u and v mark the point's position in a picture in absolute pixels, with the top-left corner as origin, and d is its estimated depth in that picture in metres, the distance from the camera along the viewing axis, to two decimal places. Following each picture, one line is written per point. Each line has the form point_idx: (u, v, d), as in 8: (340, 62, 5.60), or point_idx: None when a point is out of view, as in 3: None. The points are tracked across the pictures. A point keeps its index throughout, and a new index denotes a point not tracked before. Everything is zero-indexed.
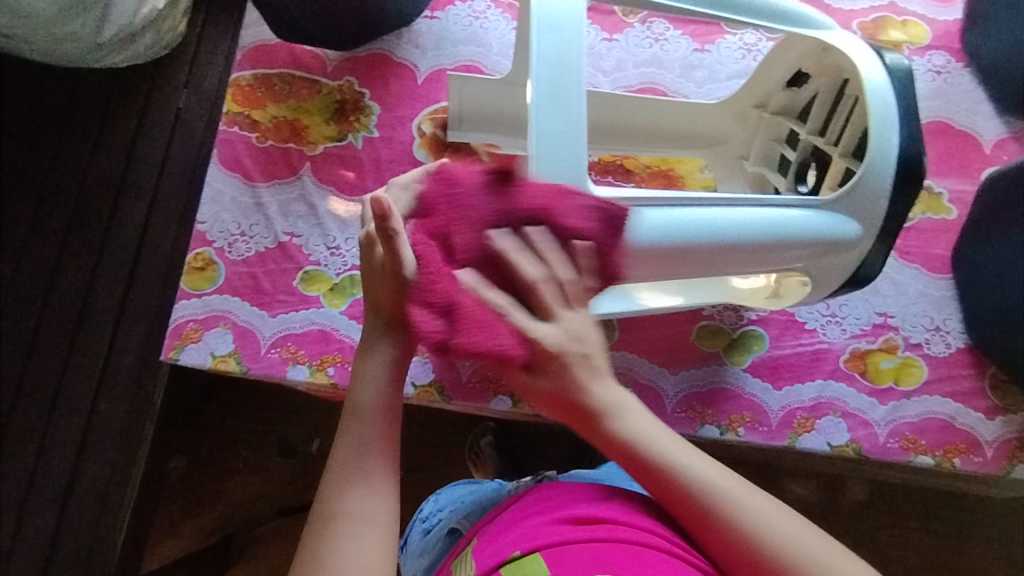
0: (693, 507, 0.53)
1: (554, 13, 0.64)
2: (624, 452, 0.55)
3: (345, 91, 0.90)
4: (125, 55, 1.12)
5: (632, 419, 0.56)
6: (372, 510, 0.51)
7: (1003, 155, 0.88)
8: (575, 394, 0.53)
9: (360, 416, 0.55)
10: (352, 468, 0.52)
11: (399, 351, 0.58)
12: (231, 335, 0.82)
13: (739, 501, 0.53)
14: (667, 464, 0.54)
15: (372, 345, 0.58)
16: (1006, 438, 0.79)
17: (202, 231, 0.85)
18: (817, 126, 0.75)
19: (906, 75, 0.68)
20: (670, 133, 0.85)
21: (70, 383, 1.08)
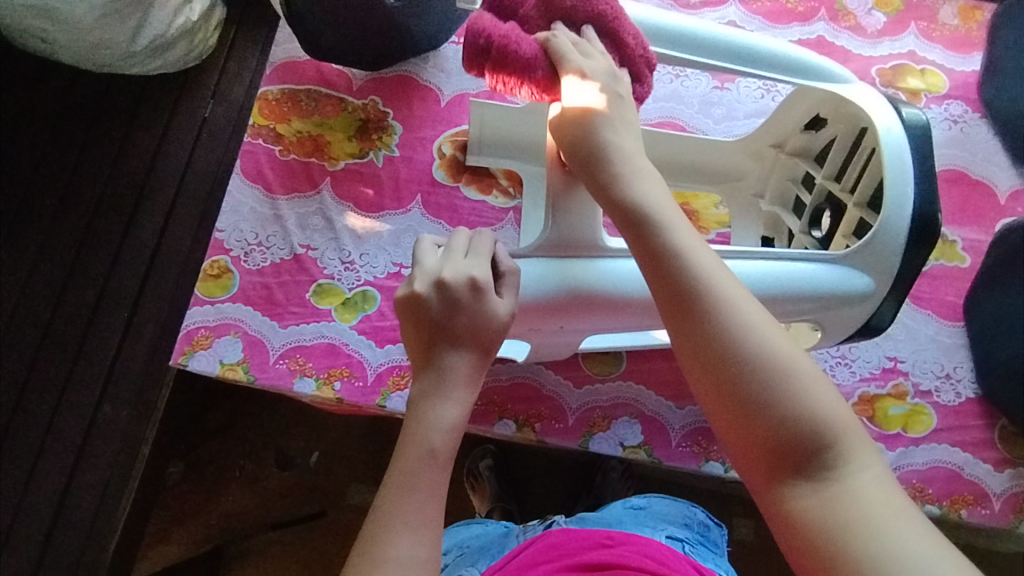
0: (660, 268, 0.52)
1: None
2: (616, 208, 0.56)
3: (369, 110, 0.92)
4: (157, 63, 1.14)
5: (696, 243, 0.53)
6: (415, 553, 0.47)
7: (1017, 207, 0.88)
8: (628, 201, 0.56)
9: (437, 443, 0.52)
10: (398, 505, 0.49)
11: (473, 360, 0.55)
12: (241, 344, 0.83)
13: (769, 348, 0.47)
14: (697, 278, 0.50)
15: (442, 359, 0.55)
16: (1014, 492, 0.78)
17: (221, 239, 0.86)
18: (833, 171, 0.76)
19: (922, 131, 0.69)
20: (685, 168, 0.86)
21: (76, 382, 1.09)
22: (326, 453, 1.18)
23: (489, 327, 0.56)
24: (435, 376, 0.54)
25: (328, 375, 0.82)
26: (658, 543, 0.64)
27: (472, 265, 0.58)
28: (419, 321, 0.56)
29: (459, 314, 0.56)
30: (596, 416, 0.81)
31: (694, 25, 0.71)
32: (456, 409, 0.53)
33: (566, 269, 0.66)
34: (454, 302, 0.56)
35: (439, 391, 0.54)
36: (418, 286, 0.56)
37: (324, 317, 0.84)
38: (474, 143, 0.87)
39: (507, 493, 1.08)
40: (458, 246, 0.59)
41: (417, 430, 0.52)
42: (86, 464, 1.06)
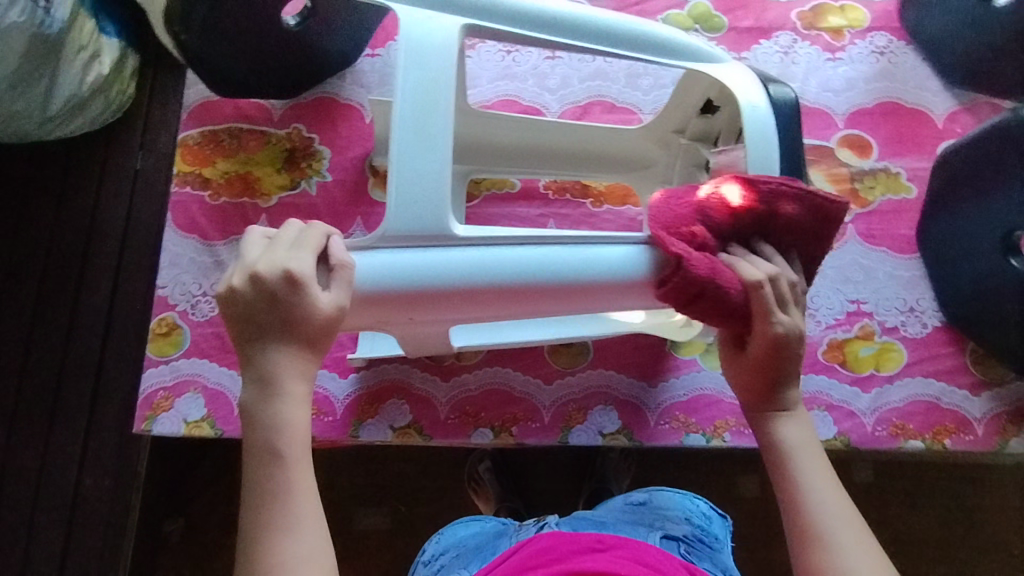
0: (771, 460, 0.60)
1: (420, 46, 0.60)
2: (754, 389, 0.62)
3: (294, 139, 0.90)
4: (76, 124, 1.10)
5: (797, 427, 0.61)
6: (299, 558, 0.49)
7: (956, 128, 0.88)
8: (783, 376, 0.60)
9: (286, 446, 0.51)
10: (276, 517, 0.50)
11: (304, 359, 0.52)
12: (202, 399, 0.81)
13: (839, 550, 0.53)
14: (790, 484, 0.57)
15: (270, 363, 0.52)
16: (994, 413, 0.78)
17: (164, 296, 0.84)
18: (726, 153, 0.73)
19: (792, 107, 0.66)
20: (601, 158, 0.84)
21: (54, 461, 1.07)
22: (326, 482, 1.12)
23: (312, 323, 0.51)
24: (258, 379, 0.52)
25: None
26: (649, 547, 0.64)
27: (291, 256, 0.52)
28: (245, 325, 0.52)
29: (281, 313, 0.51)
30: (572, 409, 0.80)
31: (559, 5, 0.64)
32: (296, 409, 0.52)
33: (409, 257, 0.58)
34: (274, 301, 0.51)
35: (270, 393, 0.51)
36: (234, 284, 0.51)
37: None
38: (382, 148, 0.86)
39: (510, 491, 1.06)
40: (283, 237, 0.53)
41: (269, 435, 0.51)
42: (78, 540, 1.05)
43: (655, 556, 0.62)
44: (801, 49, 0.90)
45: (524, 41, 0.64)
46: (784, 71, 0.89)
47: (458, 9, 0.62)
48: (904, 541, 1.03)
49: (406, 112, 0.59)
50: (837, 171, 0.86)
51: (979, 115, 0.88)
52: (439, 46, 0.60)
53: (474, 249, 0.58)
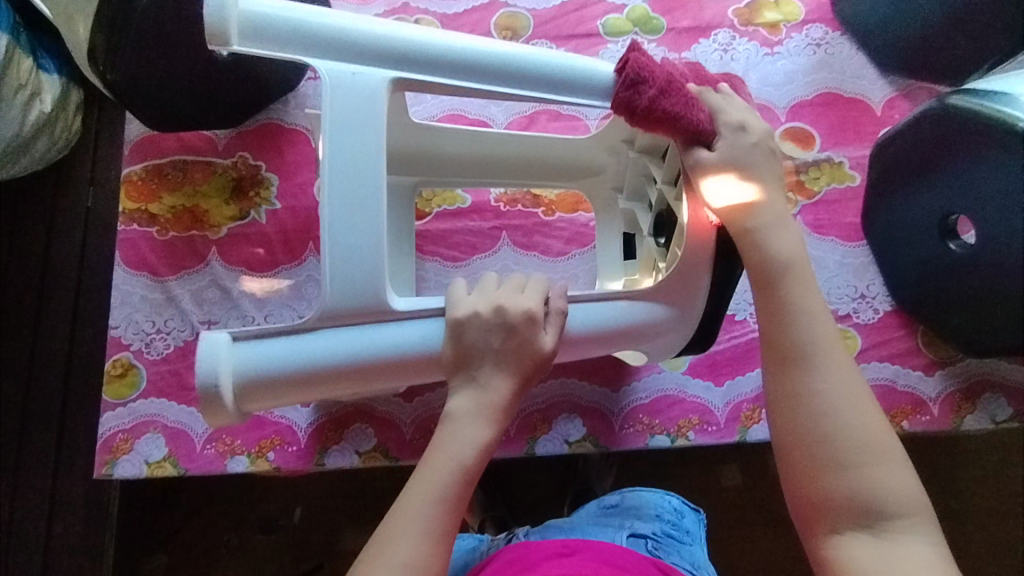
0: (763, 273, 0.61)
1: (349, 104, 0.60)
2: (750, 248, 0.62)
3: (240, 168, 0.89)
4: (21, 164, 1.08)
5: (783, 238, 0.62)
6: (414, 559, 0.53)
7: (894, 114, 0.89)
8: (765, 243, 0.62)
9: (458, 459, 0.57)
10: (413, 513, 0.54)
11: (509, 387, 0.60)
12: (163, 438, 0.80)
13: (833, 402, 0.57)
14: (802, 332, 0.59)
15: (479, 377, 0.60)
16: (948, 392, 0.80)
17: (117, 337, 0.83)
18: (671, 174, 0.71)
19: None
20: (550, 164, 0.83)
21: (22, 510, 1.05)
22: (308, 508, 1.10)
23: (537, 358, 0.60)
24: (473, 392, 0.60)
25: (259, 447, 0.80)
26: (617, 547, 0.64)
27: (530, 298, 0.61)
28: (496, 340, 0.60)
29: (513, 343, 0.60)
30: (537, 420, 0.80)
31: (482, 43, 0.63)
32: (486, 430, 0.59)
33: (283, 345, 0.60)
34: (510, 332, 0.60)
35: (476, 409, 0.59)
36: (528, 303, 0.61)
37: None
38: None
39: (494, 499, 1.06)
40: (533, 287, 0.63)
41: (444, 439, 0.58)
42: None
43: (621, 556, 0.63)
44: (740, 46, 0.91)
45: (454, 88, 0.64)
46: (723, 70, 0.90)
47: (382, 57, 0.61)
48: None
49: (335, 168, 0.59)
50: (783, 164, 0.87)
51: (916, 100, 0.90)
52: (366, 99, 0.60)
53: (417, 322, 0.61)
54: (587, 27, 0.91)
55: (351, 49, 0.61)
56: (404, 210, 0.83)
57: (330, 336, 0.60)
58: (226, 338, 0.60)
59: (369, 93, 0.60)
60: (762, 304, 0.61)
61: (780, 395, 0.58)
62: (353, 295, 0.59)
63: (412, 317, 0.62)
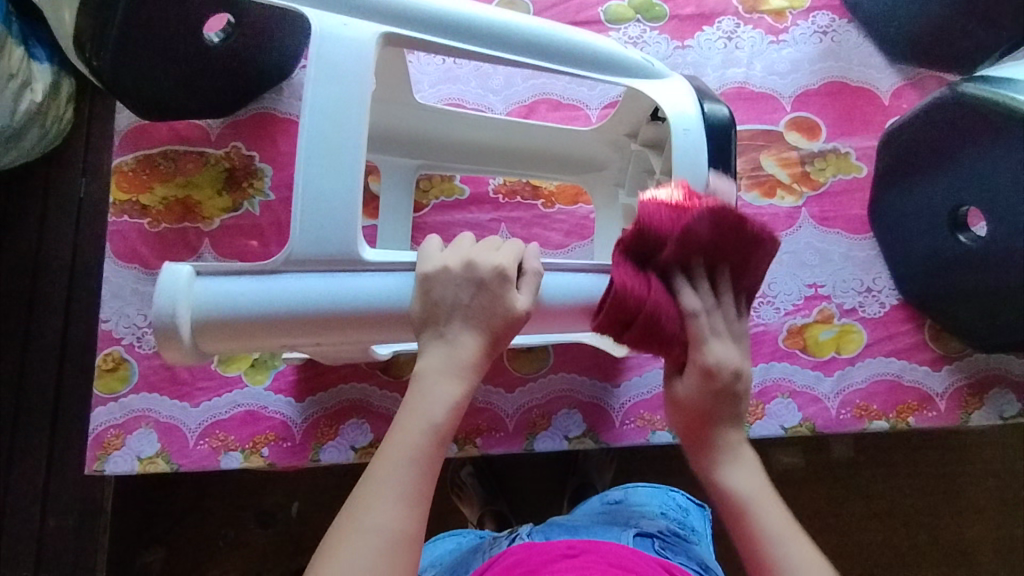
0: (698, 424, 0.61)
1: (334, 54, 0.57)
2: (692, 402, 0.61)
3: (233, 158, 0.87)
4: (12, 155, 1.06)
5: (729, 369, 0.59)
6: (388, 524, 0.48)
7: (902, 104, 0.87)
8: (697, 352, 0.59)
9: (431, 419, 0.53)
10: (390, 479, 0.50)
11: (482, 347, 0.56)
12: (155, 434, 0.78)
13: (774, 539, 0.55)
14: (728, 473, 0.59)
15: (450, 336, 0.56)
16: (956, 388, 0.78)
17: (108, 330, 0.81)
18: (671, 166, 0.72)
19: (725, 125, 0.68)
20: (546, 158, 0.83)
21: (16, 505, 1.03)
22: (303, 503, 1.09)
23: (508, 317, 0.55)
24: (445, 350, 0.55)
25: (253, 443, 0.78)
26: (623, 548, 0.62)
27: (504, 256, 0.57)
28: (468, 298, 0.56)
29: (485, 297, 0.55)
30: (536, 415, 0.78)
31: (469, 6, 0.62)
32: (458, 390, 0.54)
33: (241, 286, 0.55)
34: (480, 286, 0.55)
35: (445, 369, 0.55)
36: (502, 259, 0.56)
37: (234, 386, 0.79)
38: None
39: (494, 494, 1.04)
40: (507, 248, 0.58)
41: (415, 400, 0.54)
42: None
43: (628, 558, 0.61)
44: (744, 33, 0.89)
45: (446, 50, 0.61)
46: (728, 58, 0.88)
47: (375, 13, 0.59)
48: (885, 513, 1.04)
49: (316, 124, 0.56)
50: (788, 154, 0.85)
51: (924, 90, 0.88)
52: (354, 54, 0.57)
53: (388, 274, 0.58)
54: (588, 14, 0.89)
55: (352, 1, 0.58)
56: (401, 203, 0.82)
57: (292, 282, 0.55)
58: (188, 272, 0.55)
59: (357, 50, 0.57)
60: (698, 452, 0.62)
61: (746, 549, 0.56)
62: (323, 250, 0.56)
63: (382, 270, 0.58)
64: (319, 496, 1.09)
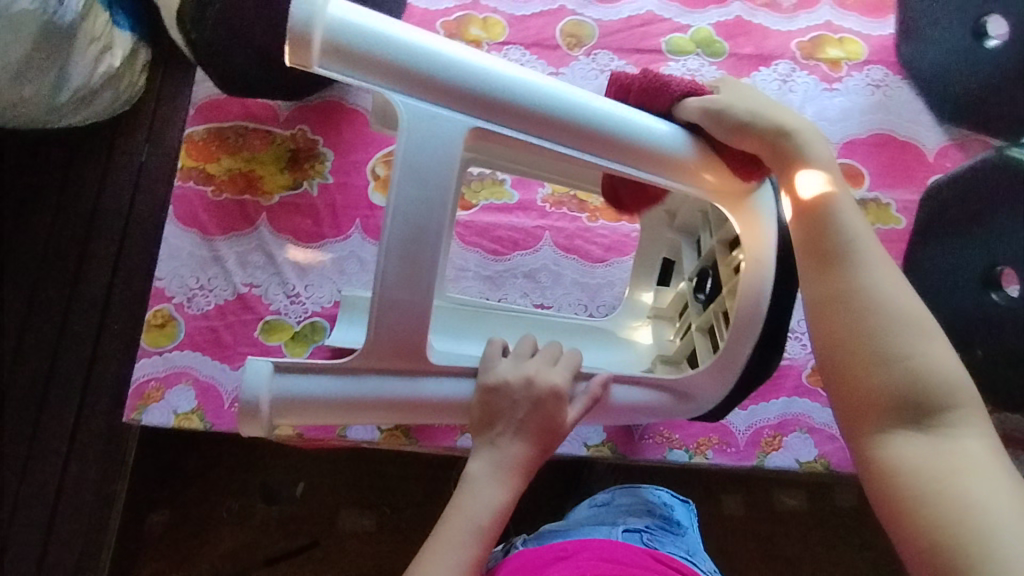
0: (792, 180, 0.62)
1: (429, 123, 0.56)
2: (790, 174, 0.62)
3: (298, 140, 0.91)
4: (85, 113, 1.11)
5: (818, 149, 0.62)
6: None
7: (947, 163, 0.90)
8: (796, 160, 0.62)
9: (476, 522, 0.58)
10: (435, 571, 0.55)
11: (528, 456, 0.62)
12: (193, 391, 0.81)
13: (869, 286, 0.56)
14: (818, 200, 0.60)
15: (499, 442, 0.62)
16: None
17: (161, 288, 0.85)
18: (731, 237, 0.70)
19: None
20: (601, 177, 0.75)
21: (41, 447, 1.07)
22: (311, 483, 1.12)
23: (558, 430, 0.63)
24: (493, 456, 0.62)
25: None
26: (614, 543, 0.65)
27: (559, 373, 0.64)
28: (523, 410, 0.63)
29: (539, 413, 0.63)
30: None
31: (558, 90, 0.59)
32: (504, 493, 0.60)
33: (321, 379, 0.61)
34: (537, 402, 0.63)
35: (494, 472, 0.61)
36: (557, 378, 0.64)
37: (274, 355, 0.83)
38: None
39: None
40: (562, 362, 0.66)
41: (461, 499, 0.60)
42: (61, 527, 1.04)
43: (621, 552, 0.63)
44: (799, 78, 0.92)
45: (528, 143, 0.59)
46: (781, 99, 0.91)
47: (470, 98, 0.57)
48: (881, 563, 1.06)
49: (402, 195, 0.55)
50: None
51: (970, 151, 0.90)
52: (442, 128, 0.56)
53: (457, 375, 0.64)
54: (650, 43, 0.93)
55: (446, 85, 0.56)
56: None
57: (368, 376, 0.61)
58: (267, 366, 0.61)
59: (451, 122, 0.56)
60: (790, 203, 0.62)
61: (820, 287, 0.58)
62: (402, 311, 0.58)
63: (452, 370, 0.64)
64: (331, 478, 1.12)
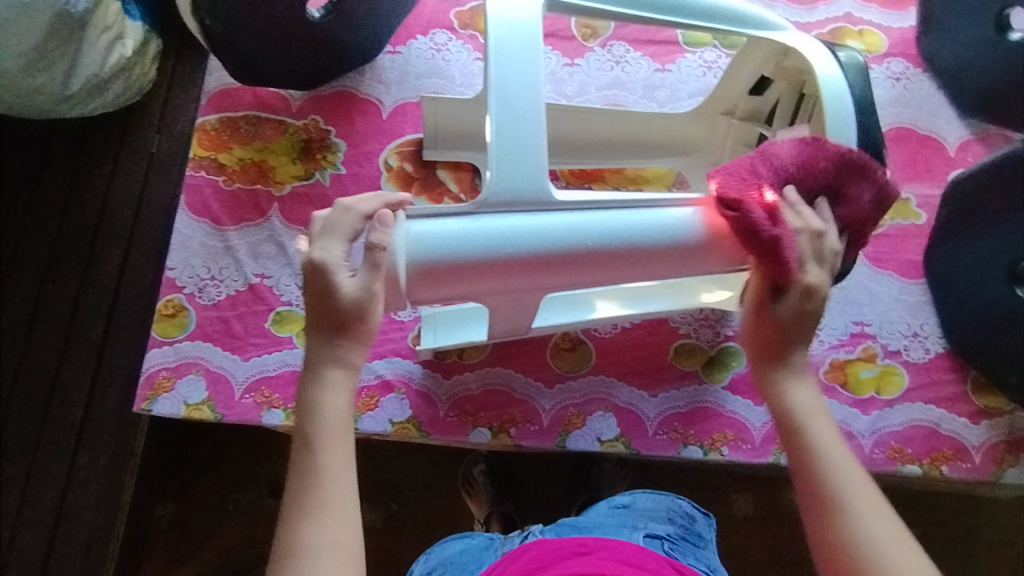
0: (780, 418, 0.64)
1: (513, 31, 0.64)
2: (782, 413, 0.64)
3: (311, 130, 0.90)
4: (95, 103, 1.11)
5: (805, 390, 0.64)
6: (330, 539, 0.53)
7: (967, 157, 0.88)
8: (783, 362, 0.65)
9: (320, 429, 0.57)
10: (308, 499, 0.54)
11: (349, 374, 0.60)
12: (204, 382, 0.81)
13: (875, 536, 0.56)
14: (810, 441, 0.62)
15: (320, 372, 0.60)
16: (992, 442, 0.78)
17: (172, 278, 0.84)
18: (783, 129, 0.76)
19: (861, 70, 0.68)
20: (640, 146, 0.85)
21: (50, 437, 1.06)
22: None
23: (346, 317, 0.59)
24: (311, 385, 0.59)
25: (296, 403, 0.81)
26: (635, 547, 0.63)
27: (325, 248, 0.60)
28: (313, 322, 0.60)
29: (324, 299, 0.59)
30: (571, 413, 0.80)
31: (534, 222, 0.61)
32: (341, 394, 0.59)
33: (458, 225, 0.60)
34: (315, 283, 0.59)
35: (319, 381, 0.59)
36: (321, 260, 0.59)
37: (285, 346, 0.82)
38: (430, 137, 0.88)
39: (503, 495, 1.04)
40: (344, 227, 0.60)
41: (306, 424, 0.58)
42: (69, 517, 1.03)
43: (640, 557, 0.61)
44: None
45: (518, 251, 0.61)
46: None
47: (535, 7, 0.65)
48: None
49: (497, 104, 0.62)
50: None
51: (992, 146, 0.89)
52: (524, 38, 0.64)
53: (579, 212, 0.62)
54: (666, 35, 0.93)
55: (554, 259, 0.61)
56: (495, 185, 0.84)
57: (482, 222, 0.60)
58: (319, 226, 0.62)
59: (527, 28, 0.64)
60: (792, 428, 0.63)
61: (828, 540, 0.57)
62: (517, 187, 0.61)
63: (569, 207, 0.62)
64: None
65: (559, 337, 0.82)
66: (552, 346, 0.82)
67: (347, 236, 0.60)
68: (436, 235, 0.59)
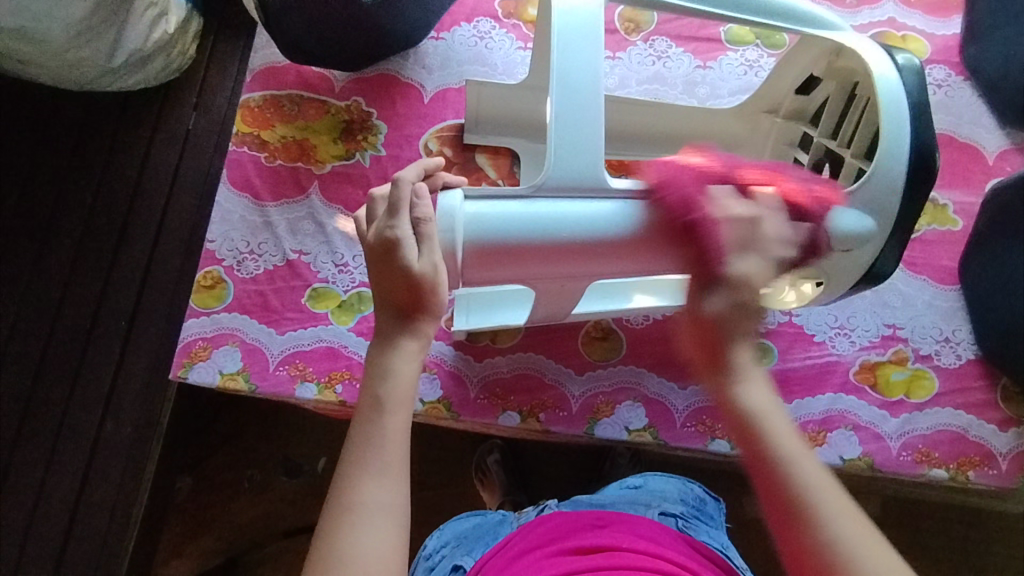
0: (738, 419, 0.54)
1: (576, 19, 0.64)
2: (736, 415, 0.54)
3: (353, 111, 0.92)
4: (137, 77, 1.12)
5: (756, 388, 0.55)
6: (386, 502, 0.51)
7: (1006, 167, 0.88)
8: (727, 341, 0.55)
9: (387, 394, 0.55)
10: (368, 458, 0.52)
11: (420, 345, 0.58)
12: (240, 353, 0.82)
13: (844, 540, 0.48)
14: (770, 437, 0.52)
15: (392, 339, 0.57)
16: (1019, 450, 0.78)
17: (212, 250, 0.85)
18: (830, 128, 0.76)
19: (917, 74, 0.69)
20: (680, 140, 0.86)
21: (78, 402, 1.07)
22: (335, 457, 1.13)
23: (419, 290, 0.57)
24: (379, 351, 0.57)
25: (329, 378, 0.82)
26: (650, 522, 0.64)
27: (389, 224, 0.58)
28: (382, 293, 0.58)
29: (398, 277, 0.56)
30: (600, 402, 0.81)
31: (586, 207, 0.62)
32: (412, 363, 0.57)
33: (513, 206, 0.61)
34: (384, 257, 0.57)
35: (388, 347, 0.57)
36: (390, 232, 0.57)
37: (321, 321, 0.84)
38: (471, 121, 0.89)
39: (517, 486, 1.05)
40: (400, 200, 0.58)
41: (375, 385, 0.56)
42: (93, 483, 1.05)
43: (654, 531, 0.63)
44: None
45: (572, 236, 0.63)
46: None
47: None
48: None
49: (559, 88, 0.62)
50: None
51: None
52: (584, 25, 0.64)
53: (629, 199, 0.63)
54: (708, 32, 0.93)
55: (603, 244, 0.63)
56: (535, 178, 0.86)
57: (537, 204, 0.62)
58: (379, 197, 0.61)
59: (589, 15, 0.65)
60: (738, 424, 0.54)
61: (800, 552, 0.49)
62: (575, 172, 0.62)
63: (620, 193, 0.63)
64: None
65: (592, 325, 0.83)
66: (584, 334, 0.83)
67: (411, 209, 0.58)
68: (494, 216, 0.61)
